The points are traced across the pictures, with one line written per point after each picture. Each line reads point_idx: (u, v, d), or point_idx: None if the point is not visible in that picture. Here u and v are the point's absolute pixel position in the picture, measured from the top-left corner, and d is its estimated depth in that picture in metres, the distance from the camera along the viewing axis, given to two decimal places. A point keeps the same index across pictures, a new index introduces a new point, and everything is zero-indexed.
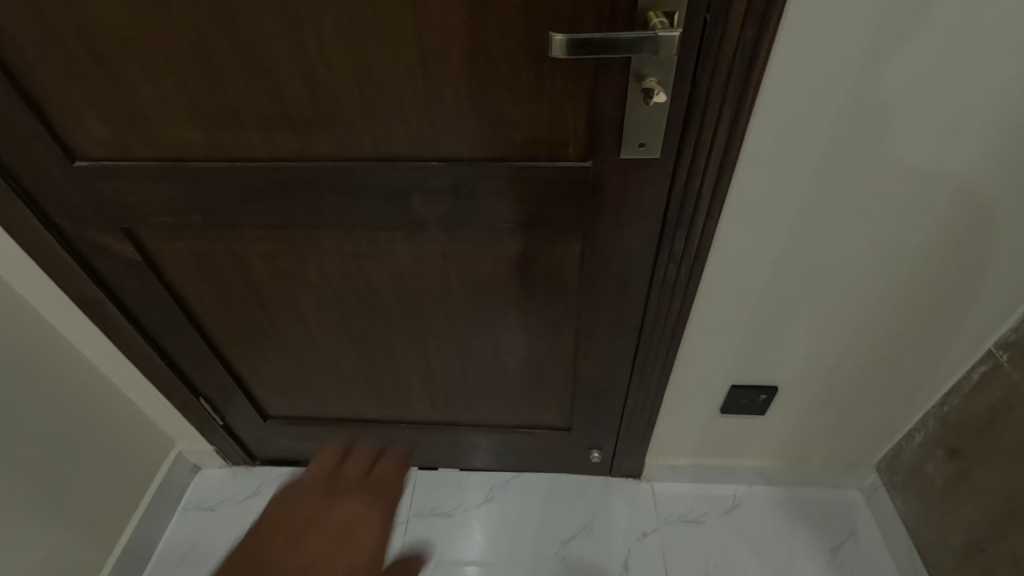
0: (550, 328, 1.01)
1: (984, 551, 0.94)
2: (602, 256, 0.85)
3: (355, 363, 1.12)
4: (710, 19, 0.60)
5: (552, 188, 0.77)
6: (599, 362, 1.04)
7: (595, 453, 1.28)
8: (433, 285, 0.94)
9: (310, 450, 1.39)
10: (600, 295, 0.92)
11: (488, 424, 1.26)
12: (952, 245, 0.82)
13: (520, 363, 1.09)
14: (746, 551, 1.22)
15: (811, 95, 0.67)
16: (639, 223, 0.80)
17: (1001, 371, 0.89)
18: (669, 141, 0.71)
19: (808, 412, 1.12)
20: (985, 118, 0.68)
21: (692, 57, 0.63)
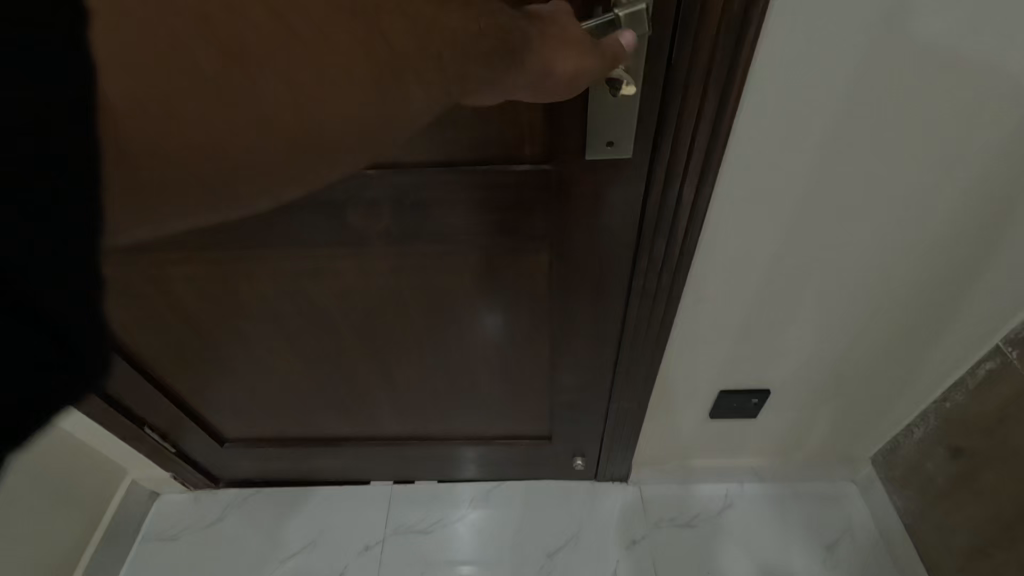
0: (522, 341, 0.91)
1: (990, 555, 0.88)
2: (572, 265, 0.76)
3: (311, 382, 1.02)
4: None
5: (513, 193, 0.67)
6: (578, 373, 0.96)
7: (579, 460, 1.20)
8: (388, 302, 0.84)
9: (277, 470, 1.31)
10: (573, 304, 0.82)
11: (464, 436, 1.17)
12: (962, 237, 0.73)
13: (493, 375, 1.00)
14: (740, 554, 1.17)
15: (807, 75, 0.57)
16: (613, 228, 0.70)
17: (1010, 368, 0.82)
18: (642, 137, 0.60)
19: (802, 410, 1.05)
20: (1005, 96, 0.59)
21: (669, 36, 0.52)
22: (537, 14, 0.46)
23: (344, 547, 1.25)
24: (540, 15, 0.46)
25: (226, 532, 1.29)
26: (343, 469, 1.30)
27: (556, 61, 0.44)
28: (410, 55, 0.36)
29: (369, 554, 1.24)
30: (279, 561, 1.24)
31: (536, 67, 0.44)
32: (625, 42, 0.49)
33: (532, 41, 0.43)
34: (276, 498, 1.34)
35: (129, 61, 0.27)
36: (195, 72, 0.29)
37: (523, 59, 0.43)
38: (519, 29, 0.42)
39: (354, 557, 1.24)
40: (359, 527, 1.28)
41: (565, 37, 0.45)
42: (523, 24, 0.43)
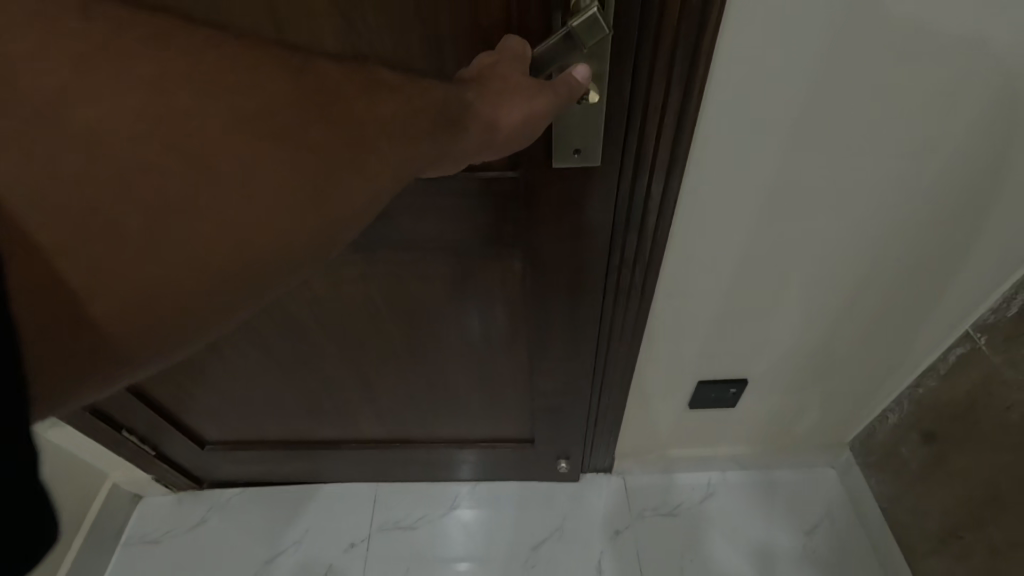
0: (501, 344, 0.91)
1: (960, 537, 0.90)
2: (546, 273, 0.76)
3: (287, 384, 1.01)
4: None
5: (480, 202, 0.68)
6: (558, 378, 0.96)
7: (564, 462, 1.21)
8: (359, 308, 0.83)
9: (258, 471, 1.30)
10: (552, 312, 0.82)
11: (461, 441, 1.17)
12: (927, 226, 0.74)
13: (471, 379, 0.99)
14: (722, 541, 1.18)
15: (770, 66, 0.57)
16: (586, 234, 0.71)
17: (979, 354, 0.83)
18: (610, 144, 0.60)
19: (779, 399, 1.07)
20: (963, 85, 0.59)
21: (631, 36, 0.52)
22: (479, 73, 0.49)
23: (330, 544, 1.26)
24: (480, 74, 0.48)
25: (211, 532, 1.29)
26: (325, 471, 1.30)
27: (496, 119, 0.46)
28: (353, 145, 0.37)
29: (355, 551, 1.24)
30: (264, 562, 1.24)
31: (483, 129, 0.45)
32: (578, 78, 0.50)
33: (473, 103, 0.45)
34: (260, 500, 1.33)
35: (60, 241, 0.30)
36: (125, 231, 0.31)
37: (465, 124, 0.44)
38: (457, 96, 0.44)
39: (340, 555, 1.24)
40: (345, 525, 1.28)
41: (506, 90, 0.47)
42: (458, 90, 0.45)
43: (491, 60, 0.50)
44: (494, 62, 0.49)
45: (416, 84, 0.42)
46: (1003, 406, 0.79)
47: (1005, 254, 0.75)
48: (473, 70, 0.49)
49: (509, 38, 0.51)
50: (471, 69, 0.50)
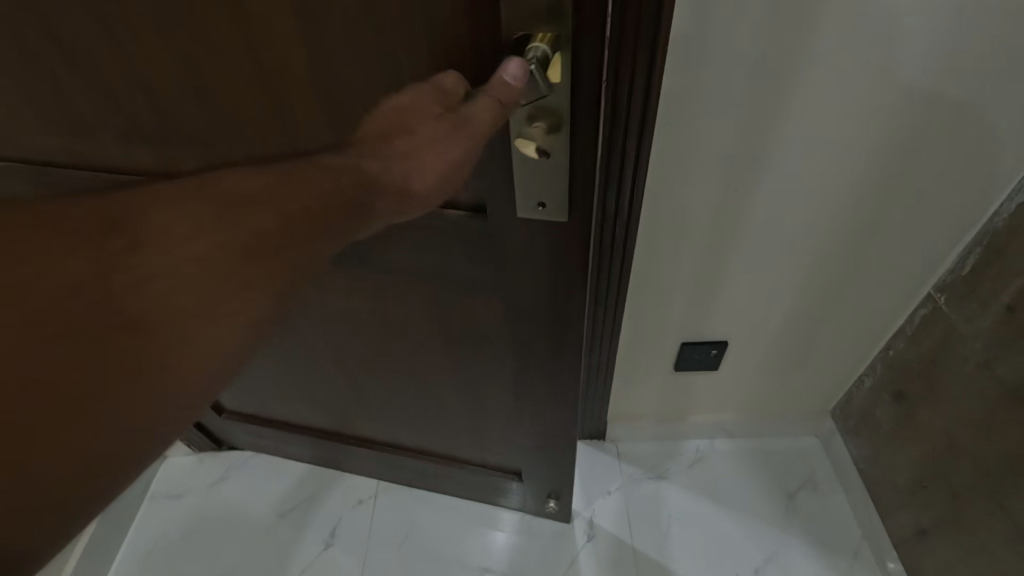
0: (479, 379, 0.91)
1: (924, 487, 0.96)
2: (525, 316, 0.76)
3: (289, 370, 1.06)
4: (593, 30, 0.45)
5: (455, 240, 0.68)
6: (541, 422, 0.96)
7: (552, 503, 1.18)
8: (343, 312, 0.87)
9: (270, 445, 1.36)
10: (534, 350, 0.81)
11: (480, 463, 1.16)
12: (877, 197, 0.80)
13: (461, 407, 1.00)
14: (707, 499, 1.25)
15: (716, 46, 0.65)
16: (565, 291, 0.69)
17: (938, 313, 0.89)
18: (573, 199, 0.58)
19: (758, 365, 1.12)
20: (906, 62, 0.66)
21: (589, 73, 0.48)
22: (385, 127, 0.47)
23: (339, 501, 1.34)
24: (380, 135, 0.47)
25: (228, 489, 1.38)
26: (331, 460, 1.34)
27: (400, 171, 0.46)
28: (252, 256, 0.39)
29: (363, 507, 1.33)
30: (279, 514, 1.33)
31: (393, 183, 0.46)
32: (512, 76, 0.47)
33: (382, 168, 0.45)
34: (272, 464, 1.41)
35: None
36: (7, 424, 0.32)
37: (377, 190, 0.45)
38: (366, 163, 0.45)
39: (349, 510, 1.32)
40: (352, 485, 1.36)
41: (416, 147, 0.47)
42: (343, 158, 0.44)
43: (410, 98, 0.48)
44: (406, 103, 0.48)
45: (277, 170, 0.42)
46: (963, 358, 0.85)
47: (955, 216, 0.81)
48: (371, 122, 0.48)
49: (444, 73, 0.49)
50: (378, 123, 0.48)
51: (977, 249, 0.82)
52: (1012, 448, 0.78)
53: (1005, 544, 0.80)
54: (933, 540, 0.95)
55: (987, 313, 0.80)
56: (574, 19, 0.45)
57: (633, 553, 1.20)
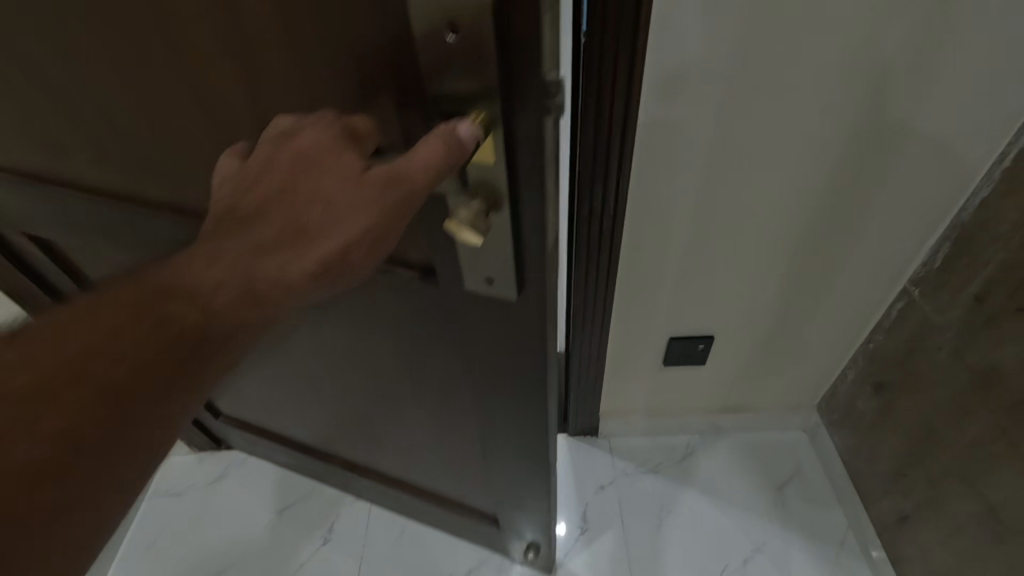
0: (452, 427, 0.88)
1: (905, 475, 0.99)
2: (488, 381, 0.71)
3: (275, 388, 1.06)
4: (531, 115, 0.39)
5: (417, 297, 0.64)
6: (508, 479, 0.91)
7: (530, 552, 1.13)
8: (314, 344, 0.86)
9: (263, 452, 1.38)
10: (496, 415, 0.77)
11: (459, 502, 1.12)
12: (849, 195, 0.84)
13: (434, 449, 0.98)
14: (698, 493, 1.28)
15: (694, 50, 0.68)
16: (515, 363, 0.64)
17: (913, 304, 0.93)
18: (521, 284, 0.53)
19: (743, 358, 1.16)
20: (873, 65, 0.69)
21: (529, 158, 0.42)
22: (284, 186, 0.43)
23: (337, 498, 1.37)
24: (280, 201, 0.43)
25: (227, 489, 1.40)
26: (320, 475, 1.33)
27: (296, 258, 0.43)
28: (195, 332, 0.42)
29: (360, 505, 1.35)
30: (277, 511, 1.36)
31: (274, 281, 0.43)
32: (464, 135, 0.40)
33: (302, 239, 0.43)
34: (268, 466, 1.44)
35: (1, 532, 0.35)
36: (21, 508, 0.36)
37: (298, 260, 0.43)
38: (279, 238, 0.43)
39: (347, 507, 1.35)
40: None
41: (332, 216, 0.43)
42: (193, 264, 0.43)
43: (313, 141, 0.43)
44: (305, 150, 0.43)
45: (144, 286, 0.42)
46: (936, 346, 0.89)
47: (926, 211, 0.85)
48: (264, 179, 0.44)
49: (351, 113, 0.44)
50: (269, 183, 0.44)
51: (947, 241, 0.86)
52: (983, 432, 0.81)
53: (978, 526, 0.83)
54: (914, 525, 0.98)
55: (958, 303, 0.84)
56: (507, 100, 0.39)
57: (626, 554, 1.21)
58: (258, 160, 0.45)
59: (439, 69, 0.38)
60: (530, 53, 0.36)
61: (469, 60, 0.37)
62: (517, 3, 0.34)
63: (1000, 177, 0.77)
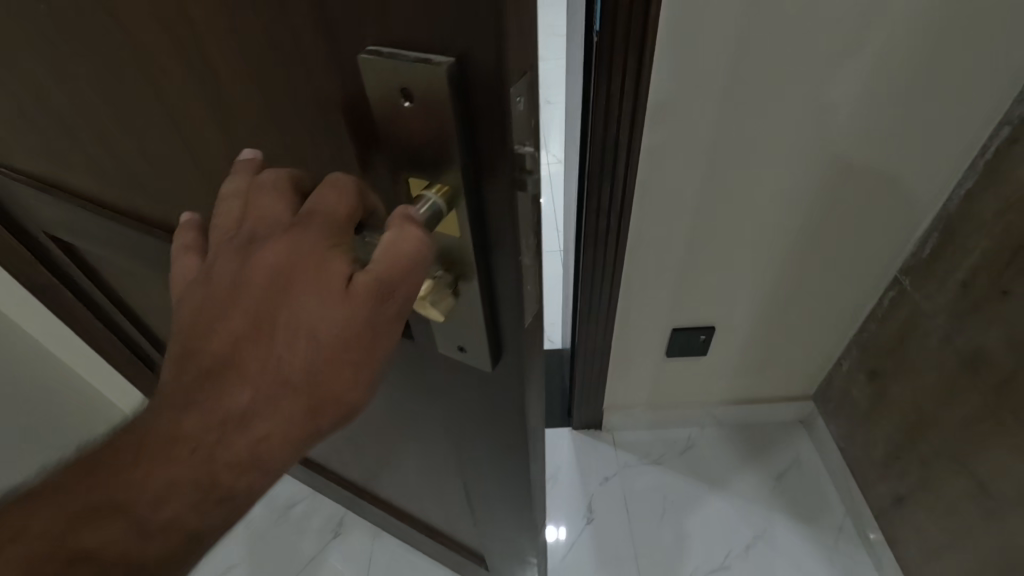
0: (439, 469, 0.84)
1: (899, 457, 1.03)
2: (470, 431, 0.65)
3: None
4: (498, 187, 0.36)
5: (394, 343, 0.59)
6: (498, 528, 0.86)
7: None
8: None
9: None
10: (480, 463, 0.71)
11: (448, 537, 1.08)
12: (843, 189, 0.88)
13: (421, 484, 0.95)
14: (700, 484, 1.31)
15: (697, 52, 0.73)
16: (496, 419, 0.58)
17: (904, 294, 0.98)
18: (495, 351, 0.48)
19: (743, 350, 1.20)
20: (863, 64, 0.74)
21: (501, 229, 0.38)
22: (253, 327, 0.35)
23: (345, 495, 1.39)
24: (244, 351, 0.35)
25: None
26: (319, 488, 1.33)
27: (259, 424, 0.36)
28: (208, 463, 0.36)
29: None
30: (286, 507, 1.38)
31: (238, 457, 0.36)
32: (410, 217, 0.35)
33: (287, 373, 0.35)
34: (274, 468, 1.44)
35: None
36: None
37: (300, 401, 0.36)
38: (265, 379, 0.35)
39: None
40: None
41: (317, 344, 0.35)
42: (141, 446, 0.35)
43: (280, 253, 0.35)
44: (280, 273, 0.35)
45: (97, 468, 0.35)
46: (926, 332, 0.93)
47: (914, 202, 0.89)
48: (225, 316, 0.35)
49: (327, 187, 0.36)
50: (231, 323, 0.35)
51: (935, 233, 0.91)
52: (972, 412, 0.85)
53: (969, 501, 0.88)
54: (910, 506, 1.01)
55: (946, 289, 0.89)
56: (473, 171, 0.35)
57: (632, 552, 1.23)
58: (219, 282, 0.36)
59: (394, 132, 0.35)
60: (494, 125, 0.32)
61: (430, 133, 0.33)
62: (477, 71, 0.30)
63: (982, 169, 0.82)
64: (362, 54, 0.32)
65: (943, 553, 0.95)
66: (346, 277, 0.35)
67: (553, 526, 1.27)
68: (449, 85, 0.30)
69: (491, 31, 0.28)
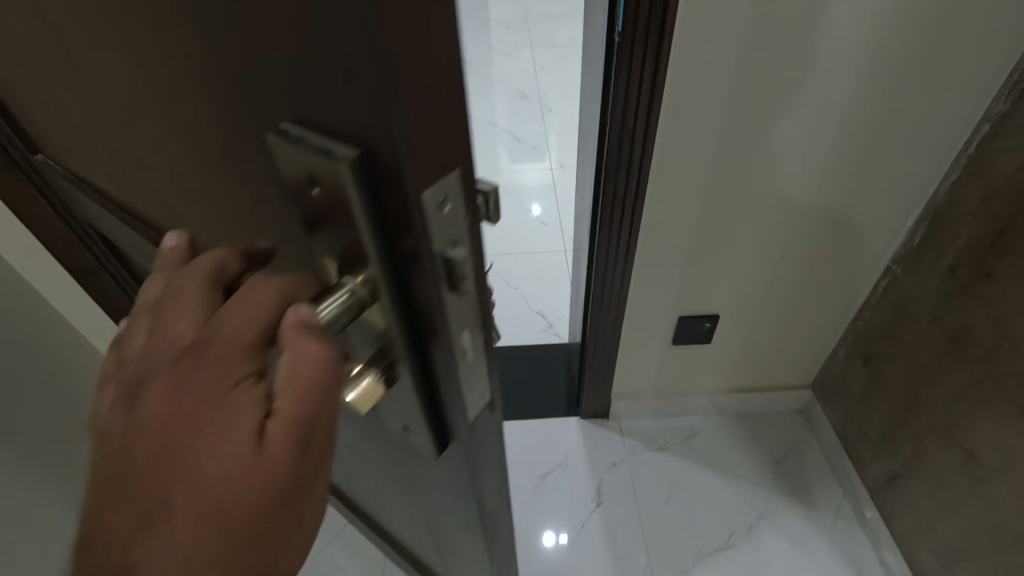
0: (412, 522, 0.81)
1: (894, 436, 1.09)
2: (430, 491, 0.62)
3: None
4: (424, 282, 0.31)
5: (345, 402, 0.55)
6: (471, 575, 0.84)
7: None
8: None
9: None
10: (440, 521, 0.69)
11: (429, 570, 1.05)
12: (840, 179, 0.95)
13: (396, 518, 0.93)
14: (704, 469, 1.37)
15: (709, 51, 0.79)
16: (448, 489, 0.55)
17: (896, 280, 1.05)
18: (438, 436, 0.44)
19: (745, 339, 1.26)
20: (859, 63, 0.81)
21: (432, 324, 0.34)
22: (139, 520, 0.29)
23: None
24: (131, 556, 0.29)
25: None
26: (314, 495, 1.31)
27: None
28: None
29: None
30: None
31: None
32: (308, 315, 0.31)
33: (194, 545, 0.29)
34: None
35: None
36: None
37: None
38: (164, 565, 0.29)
39: None
40: None
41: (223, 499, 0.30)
42: None
43: (167, 395, 0.30)
44: (172, 433, 0.30)
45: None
46: (916, 315, 1.00)
47: (905, 191, 0.96)
48: (107, 505, 0.30)
49: (229, 301, 0.32)
50: (120, 502, 0.29)
51: (924, 222, 0.98)
52: (960, 388, 0.92)
53: (958, 472, 0.94)
54: (904, 482, 1.08)
55: (936, 274, 0.96)
56: (396, 264, 0.30)
57: (644, 537, 1.27)
58: (103, 455, 0.31)
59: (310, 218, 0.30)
60: (411, 221, 0.28)
61: (335, 227, 0.29)
62: (385, 159, 0.25)
63: (966, 162, 0.89)
64: (269, 132, 0.29)
65: (937, 524, 1.02)
66: (256, 429, 0.30)
67: (552, 531, 1.29)
68: (353, 177, 0.26)
69: (393, 122, 0.24)
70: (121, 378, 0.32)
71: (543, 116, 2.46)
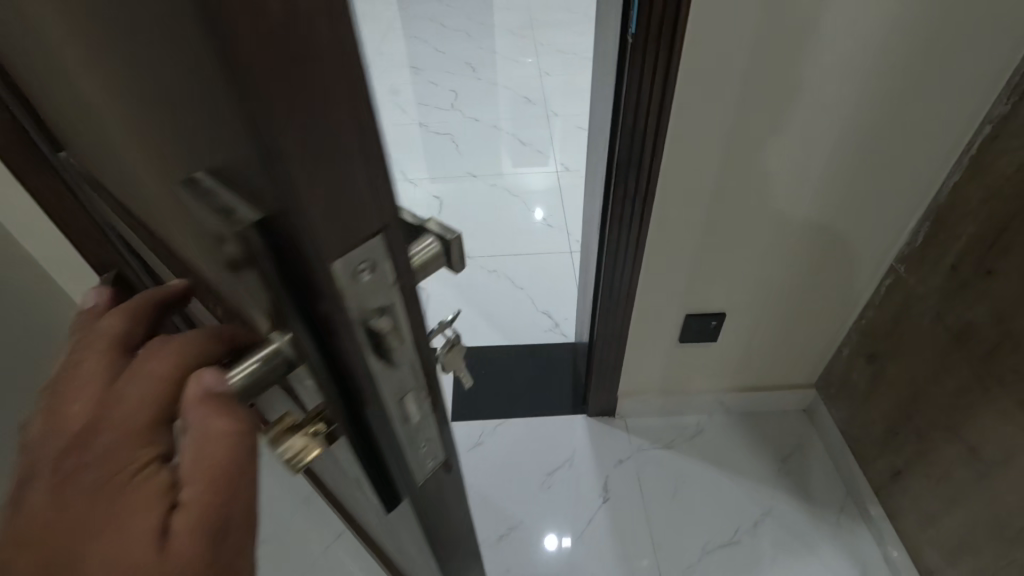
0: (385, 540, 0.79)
1: (898, 433, 1.11)
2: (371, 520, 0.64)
3: None
4: (342, 338, 0.33)
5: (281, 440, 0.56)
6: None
7: None
8: None
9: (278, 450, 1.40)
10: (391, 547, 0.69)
11: None
12: (845, 179, 0.97)
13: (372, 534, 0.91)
14: (710, 466, 1.38)
15: (719, 52, 0.81)
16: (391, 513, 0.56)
17: (899, 279, 1.07)
18: (373, 466, 0.46)
19: (751, 336, 1.28)
20: (863, 66, 0.83)
21: (355, 374, 0.35)
22: None
23: None
24: None
25: None
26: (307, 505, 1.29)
27: None
28: None
29: None
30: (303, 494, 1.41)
31: None
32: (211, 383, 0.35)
33: None
34: None
35: None
36: None
37: None
38: None
39: None
40: None
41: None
42: None
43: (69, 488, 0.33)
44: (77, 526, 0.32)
45: None
46: (920, 313, 1.02)
47: (908, 191, 0.98)
48: None
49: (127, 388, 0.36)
50: None
51: (927, 222, 1.00)
52: (962, 383, 0.94)
53: (962, 466, 0.96)
54: (908, 478, 1.10)
55: (938, 272, 0.98)
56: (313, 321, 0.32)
57: (651, 532, 1.29)
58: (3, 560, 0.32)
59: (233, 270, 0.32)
60: (319, 286, 0.29)
61: (251, 277, 0.31)
62: (288, 232, 0.26)
63: (967, 164, 0.91)
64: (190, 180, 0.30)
65: (941, 518, 1.03)
66: (160, 522, 0.33)
67: (555, 535, 1.30)
68: (258, 242, 0.27)
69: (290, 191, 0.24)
70: (20, 477, 0.35)
71: (548, 120, 2.48)
